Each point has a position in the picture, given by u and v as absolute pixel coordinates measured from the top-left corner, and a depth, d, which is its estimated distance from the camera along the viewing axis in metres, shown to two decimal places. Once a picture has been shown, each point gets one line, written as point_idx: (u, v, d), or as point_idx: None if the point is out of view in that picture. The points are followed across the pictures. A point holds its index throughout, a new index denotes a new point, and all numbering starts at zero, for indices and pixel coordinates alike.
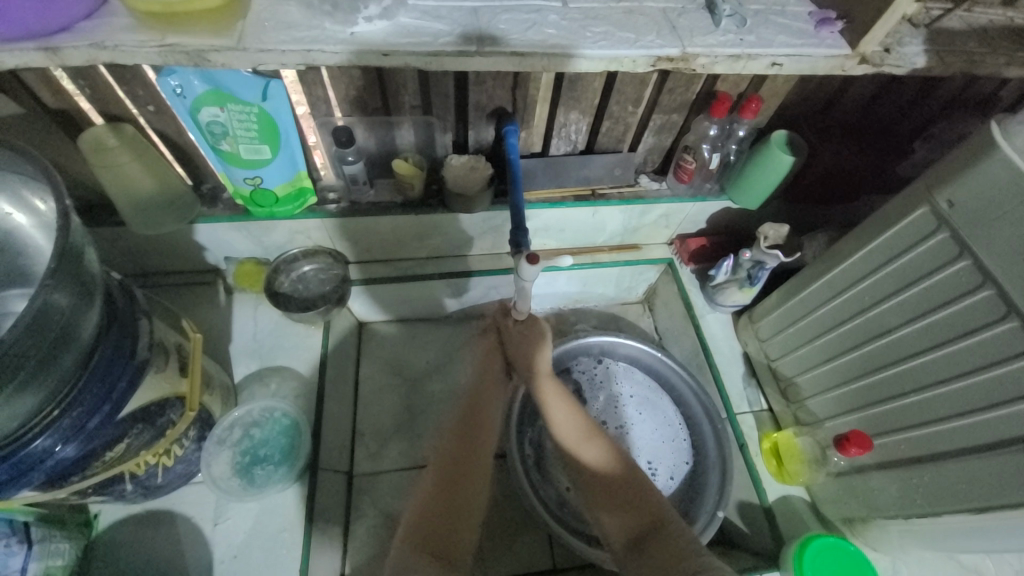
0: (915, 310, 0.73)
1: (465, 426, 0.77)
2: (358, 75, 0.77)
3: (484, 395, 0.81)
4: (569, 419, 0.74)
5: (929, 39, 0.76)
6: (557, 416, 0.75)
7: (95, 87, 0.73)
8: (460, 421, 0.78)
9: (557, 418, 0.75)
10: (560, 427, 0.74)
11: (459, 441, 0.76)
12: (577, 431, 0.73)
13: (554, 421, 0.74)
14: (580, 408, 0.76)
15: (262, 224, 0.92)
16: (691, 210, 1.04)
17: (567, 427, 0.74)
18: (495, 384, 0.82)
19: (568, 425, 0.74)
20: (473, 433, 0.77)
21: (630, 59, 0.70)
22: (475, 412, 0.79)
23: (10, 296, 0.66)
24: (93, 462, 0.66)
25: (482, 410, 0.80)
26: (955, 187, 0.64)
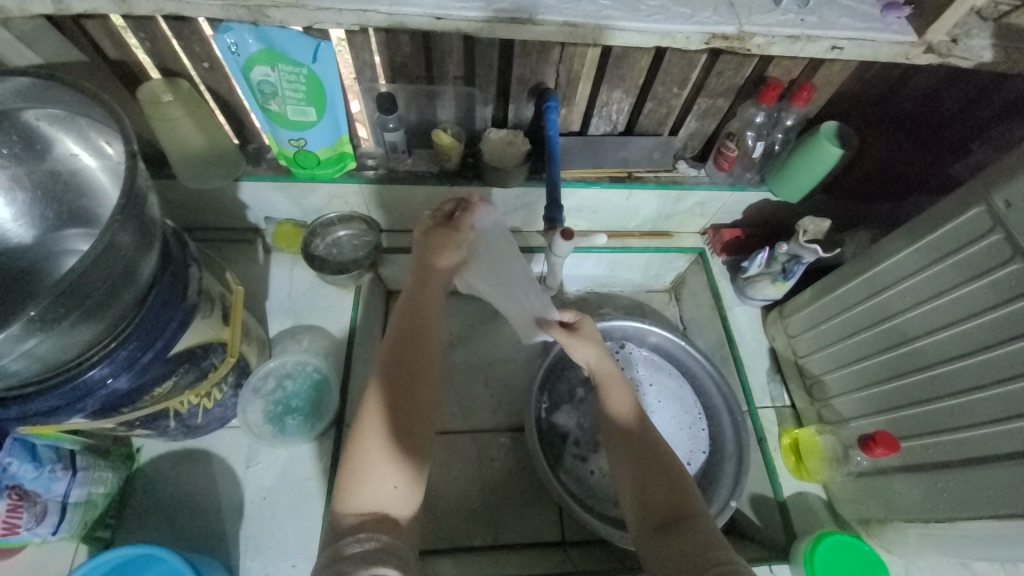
0: (966, 311, 0.69)
1: (407, 354, 0.72)
2: (406, 42, 0.78)
3: (429, 325, 0.75)
4: (621, 406, 0.75)
5: (998, 34, 0.73)
6: (611, 399, 0.75)
7: (155, 40, 0.76)
8: (399, 355, 0.71)
9: (610, 399, 0.76)
10: (609, 408, 0.75)
11: (406, 381, 0.70)
12: (624, 413, 0.74)
13: (610, 402, 0.76)
14: (632, 394, 0.76)
15: (303, 186, 0.94)
16: (728, 200, 1.02)
17: (617, 412, 0.74)
18: (434, 298, 0.78)
19: (621, 410, 0.74)
20: (421, 372, 0.71)
21: (683, 35, 0.69)
22: (416, 336, 0.74)
23: (71, 235, 0.71)
24: (143, 396, 0.70)
25: (428, 339, 0.74)
26: (1014, 186, 0.61)
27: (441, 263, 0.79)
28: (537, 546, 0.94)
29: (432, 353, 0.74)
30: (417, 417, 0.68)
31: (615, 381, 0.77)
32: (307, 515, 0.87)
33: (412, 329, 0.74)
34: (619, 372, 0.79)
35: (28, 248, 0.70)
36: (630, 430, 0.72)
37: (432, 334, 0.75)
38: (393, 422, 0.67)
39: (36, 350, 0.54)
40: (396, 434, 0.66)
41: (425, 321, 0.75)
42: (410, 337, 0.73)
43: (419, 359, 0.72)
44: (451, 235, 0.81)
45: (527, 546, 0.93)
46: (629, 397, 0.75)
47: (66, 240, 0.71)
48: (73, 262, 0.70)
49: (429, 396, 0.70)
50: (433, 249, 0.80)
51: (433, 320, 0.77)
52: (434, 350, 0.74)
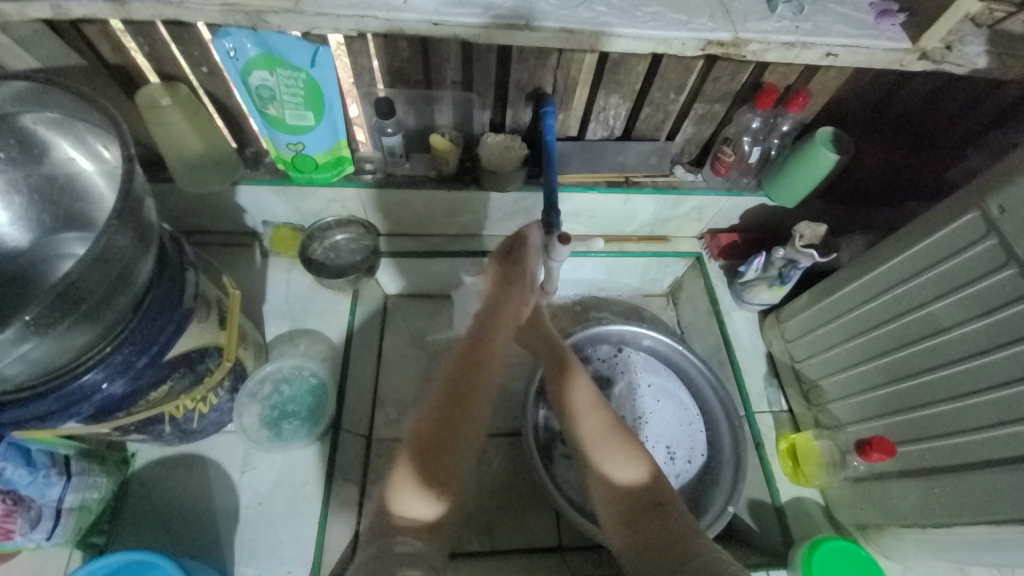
0: (929, 330, 0.74)
1: (466, 373, 0.77)
2: (404, 48, 0.78)
3: (486, 348, 0.79)
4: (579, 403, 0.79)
5: (992, 40, 0.73)
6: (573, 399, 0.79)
7: (153, 44, 0.76)
8: (457, 374, 0.77)
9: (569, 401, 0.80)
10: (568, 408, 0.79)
11: (454, 402, 0.74)
12: (595, 430, 0.77)
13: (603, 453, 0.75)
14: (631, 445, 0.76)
15: (301, 190, 0.94)
16: (725, 204, 1.02)
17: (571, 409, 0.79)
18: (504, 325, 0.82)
19: (592, 429, 0.77)
20: (472, 391, 0.75)
21: (679, 42, 0.69)
22: (472, 360, 0.78)
23: (68, 239, 0.71)
24: (139, 399, 0.69)
25: (484, 361, 0.78)
26: (1007, 192, 0.62)
27: (511, 297, 0.82)
28: (534, 553, 0.93)
29: (486, 375, 0.77)
30: (457, 435, 0.72)
31: (589, 405, 0.79)
32: (304, 521, 0.86)
33: (473, 353, 0.78)
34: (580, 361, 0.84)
35: (24, 251, 0.70)
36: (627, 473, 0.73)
37: (489, 356, 0.78)
38: (436, 437, 0.72)
39: (32, 354, 0.54)
40: (433, 451, 0.71)
41: (488, 345, 0.79)
42: (469, 359, 0.78)
43: (476, 379, 0.76)
44: (510, 268, 0.82)
45: (525, 552, 0.93)
46: (603, 413, 0.78)
47: (63, 244, 0.71)
48: (68, 265, 0.70)
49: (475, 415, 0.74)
50: (501, 287, 0.83)
51: (494, 343, 0.80)
52: (487, 371, 0.78)
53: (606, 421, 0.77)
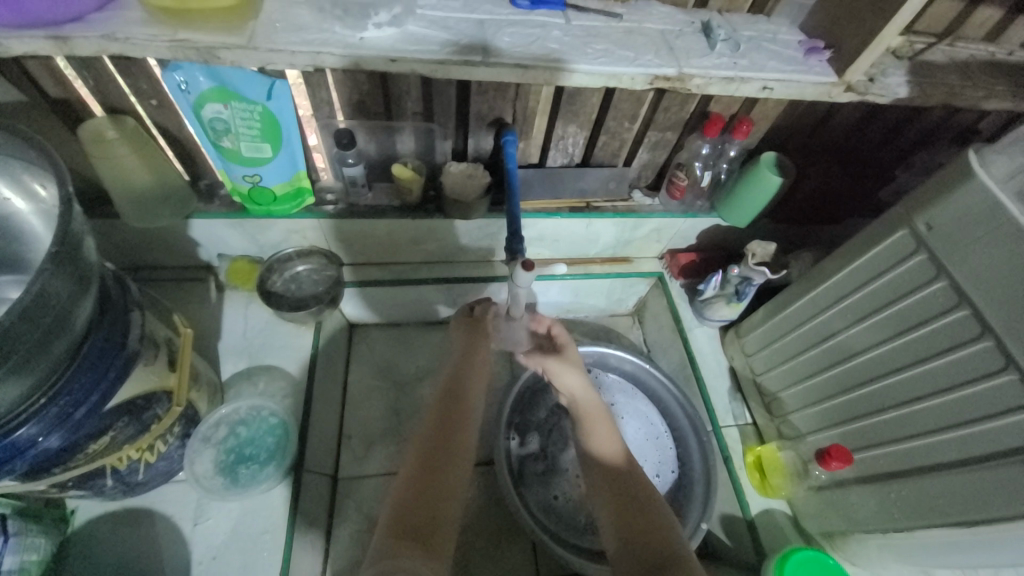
0: (847, 351, 0.83)
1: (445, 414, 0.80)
2: (363, 80, 0.79)
3: (463, 397, 0.83)
4: (605, 442, 0.82)
5: (912, 71, 0.80)
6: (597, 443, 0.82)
7: (98, 78, 0.74)
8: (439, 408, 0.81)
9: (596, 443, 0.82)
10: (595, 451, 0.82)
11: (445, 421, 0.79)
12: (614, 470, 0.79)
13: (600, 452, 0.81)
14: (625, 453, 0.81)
15: (258, 222, 0.92)
16: (682, 226, 1.07)
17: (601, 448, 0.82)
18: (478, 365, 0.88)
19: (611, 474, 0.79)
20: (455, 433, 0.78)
21: (629, 76, 0.71)
22: (456, 393, 0.83)
23: (3, 283, 0.66)
24: (77, 453, 0.64)
25: (467, 406, 0.82)
26: (933, 212, 0.67)
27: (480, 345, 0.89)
28: None
29: (466, 418, 0.81)
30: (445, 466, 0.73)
31: (614, 453, 0.81)
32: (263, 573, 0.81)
33: (453, 402, 0.82)
34: (602, 407, 0.86)
35: None
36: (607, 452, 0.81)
37: (469, 405, 0.83)
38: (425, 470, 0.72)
39: None
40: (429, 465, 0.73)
41: (466, 393, 0.84)
42: (451, 394, 0.83)
43: (456, 419, 0.79)
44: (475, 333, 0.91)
45: None
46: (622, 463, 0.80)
47: None
48: (1, 310, 0.66)
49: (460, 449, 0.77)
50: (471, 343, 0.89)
51: (470, 387, 0.85)
52: (467, 416, 0.81)
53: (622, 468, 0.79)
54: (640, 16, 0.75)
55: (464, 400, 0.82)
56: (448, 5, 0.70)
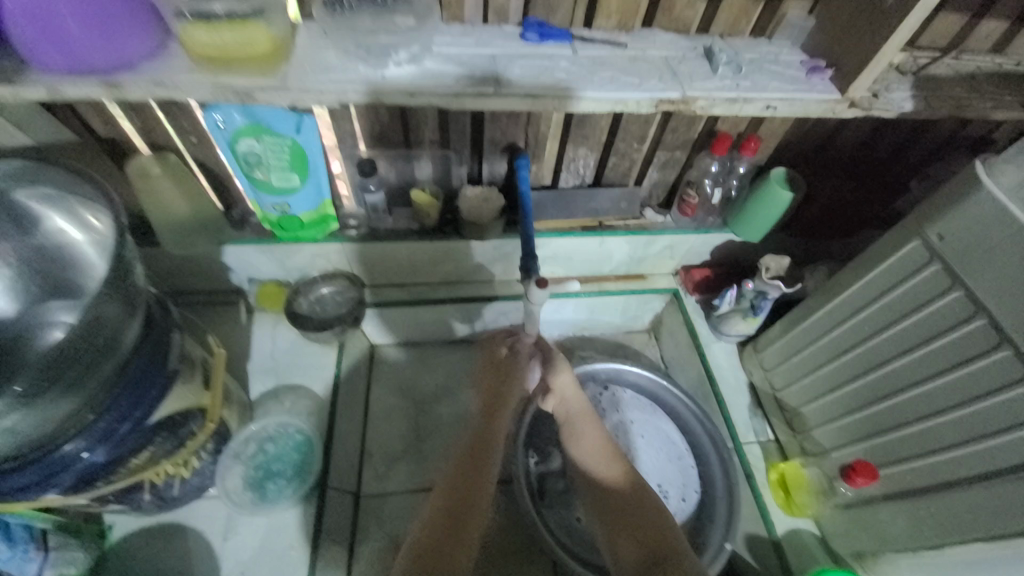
0: (870, 363, 0.82)
1: (476, 445, 0.79)
2: (384, 113, 0.85)
3: (492, 428, 0.81)
4: (591, 445, 0.81)
5: (917, 86, 0.81)
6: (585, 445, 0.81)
7: (145, 119, 0.81)
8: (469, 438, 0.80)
9: (584, 447, 0.82)
10: (584, 455, 0.81)
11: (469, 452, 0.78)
12: (617, 479, 0.77)
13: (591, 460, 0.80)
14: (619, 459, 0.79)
15: (286, 247, 0.97)
16: (695, 242, 1.08)
17: (586, 452, 0.81)
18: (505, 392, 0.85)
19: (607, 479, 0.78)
20: (480, 465, 0.76)
21: (634, 101, 0.74)
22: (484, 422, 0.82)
23: (58, 306, 0.71)
24: (119, 467, 0.68)
25: (493, 425, 0.82)
26: (945, 222, 0.67)
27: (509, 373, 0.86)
28: None
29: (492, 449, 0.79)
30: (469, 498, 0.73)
31: (605, 454, 0.80)
32: None
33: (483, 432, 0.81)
34: (588, 408, 0.85)
35: (14, 321, 0.70)
36: (598, 466, 0.79)
37: (495, 436, 0.81)
38: (453, 502, 0.71)
39: (14, 427, 0.54)
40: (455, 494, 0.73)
41: (492, 422, 0.82)
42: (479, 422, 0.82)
43: (481, 444, 0.79)
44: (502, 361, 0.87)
45: None
46: (618, 463, 0.79)
47: (53, 311, 0.71)
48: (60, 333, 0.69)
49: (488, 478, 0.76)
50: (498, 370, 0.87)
51: (495, 415, 0.83)
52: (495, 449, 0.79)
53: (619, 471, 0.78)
54: (644, 44, 0.79)
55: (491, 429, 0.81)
56: (462, 41, 0.75)
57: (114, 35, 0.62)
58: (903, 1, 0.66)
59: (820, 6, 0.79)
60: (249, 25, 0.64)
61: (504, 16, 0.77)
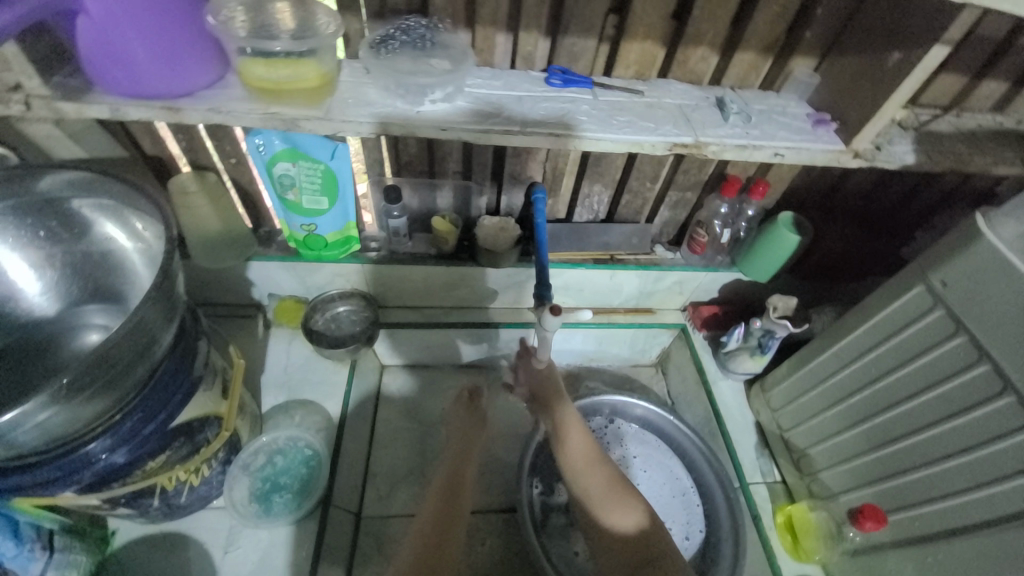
0: (876, 407, 0.83)
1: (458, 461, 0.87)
2: (412, 144, 0.91)
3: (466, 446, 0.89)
4: (582, 461, 0.81)
5: (918, 140, 0.85)
6: (571, 460, 0.81)
7: (191, 140, 0.87)
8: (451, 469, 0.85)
9: (572, 455, 0.81)
10: (572, 464, 0.81)
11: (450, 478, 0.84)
12: (602, 488, 0.78)
13: (586, 486, 0.79)
14: (611, 480, 0.79)
15: (308, 265, 1.01)
16: (703, 279, 1.11)
17: (576, 463, 0.81)
18: (478, 424, 0.92)
19: (596, 488, 0.78)
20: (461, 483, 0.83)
21: (650, 144, 0.79)
22: (464, 451, 0.89)
23: (99, 307, 0.77)
24: (136, 469, 0.70)
25: (467, 455, 0.88)
26: (947, 269, 0.69)
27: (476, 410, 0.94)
28: None
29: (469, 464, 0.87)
30: (454, 513, 0.78)
31: (593, 464, 0.80)
32: None
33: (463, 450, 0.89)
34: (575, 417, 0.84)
35: (57, 316, 0.76)
36: (591, 489, 0.79)
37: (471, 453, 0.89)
38: (434, 522, 0.77)
39: (48, 423, 0.55)
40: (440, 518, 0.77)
41: (470, 446, 0.89)
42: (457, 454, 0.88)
43: (463, 469, 0.85)
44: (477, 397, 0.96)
45: None
46: (604, 472, 0.79)
47: (94, 311, 0.77)
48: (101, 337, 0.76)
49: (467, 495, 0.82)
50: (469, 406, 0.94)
51: (471, 447, 0.90)
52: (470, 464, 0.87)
53: (606, 477, 0.79)
54: (660, 92, 0.84)
55: (467, 458, 0.88)
56: (491, 84, 0.81)
57: (183, 67, 0.68)
58: (904, 64, 0.71)
59: (825, 64, 0.83)
60: (303, 63, 0.70)
61: (530, 62, 0.83)
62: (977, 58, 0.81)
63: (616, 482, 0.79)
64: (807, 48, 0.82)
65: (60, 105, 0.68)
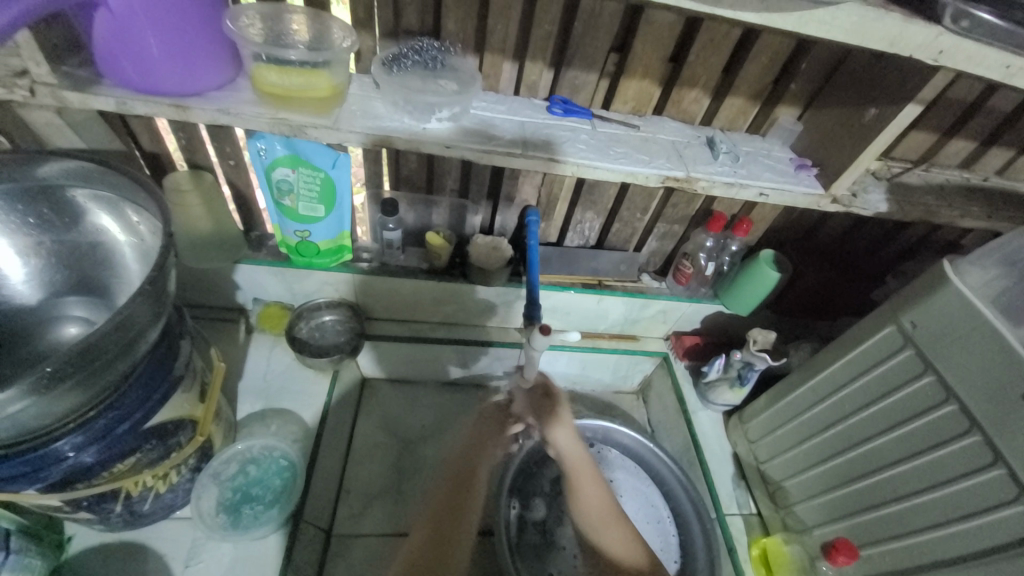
0: (848, 443, 0.85)
1: (459, 475, 0.82)
2: (413, 160, 0.93)
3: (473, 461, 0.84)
4: (595, 505, 0.82)
5: (891, 190, 0.90)
6: (583, 501, 0.83)
7: (191, 139, 0.87)
8: (450, 492, 0.81)
9: (587, 501, 0.82)
10: (587, 511, 0.82)
11: (449, 496, 0.80)
12: (617, 543, 0.81)
13: (602, 533, 0.82)
14: (625, 528, 0.82)
15: (298, 272, 1.01)
16: (687, 310, 1.13)
17: (591, 511, 0.82)
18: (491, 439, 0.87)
19: (611, 537, 0.81)
20: (462, 506, 0.79)
21: (644, 175, 0.82)
22: (467, 468, 0.83)
23: (82, 300, 0.75)
24: (103, 470, 0.67)
25: (473, 470, 0.83)
26: (917, 312, 0.73)
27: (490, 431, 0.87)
28: None
29: (477, 481, 0.82)
30: (452, 533, 0.76)
31: (608, 518, 0.82)
32: None
33: (462, 464, 0.84)
34: (589, 466, 0.83)
35: (35, 308, 0.73)
36: (605, 532, 0.82)
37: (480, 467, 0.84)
38: (432, 542, 0.75)
39: (20, 416, 0.53)
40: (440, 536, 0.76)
41: (480, 458, 0.84)
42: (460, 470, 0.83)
43: (468, 488, 0.81)
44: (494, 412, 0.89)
45: None
46: (621, 527, 0.81)
47: (76, 305, 0.75)
48: (82, 330, 0.74)
49: (472, 510, 0.79)
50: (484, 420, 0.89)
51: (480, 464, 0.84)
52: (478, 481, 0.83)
53: (622, 532, 0.81)
54: (654, 128, 0.89)
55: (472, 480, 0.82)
56: (495, 108, 0.84)
57: (195, 68, 0.69)
58: (880, 119, 0.76)
59: (807, 114, 0.89)
60: (317, 74, 0.72)
61: (533, 91, 0.87)
62: (945, 119, 0.88)
63: (630, 533, 0.81)
64: (791, 98, 0.88)
65: (66, 95, 0.68)
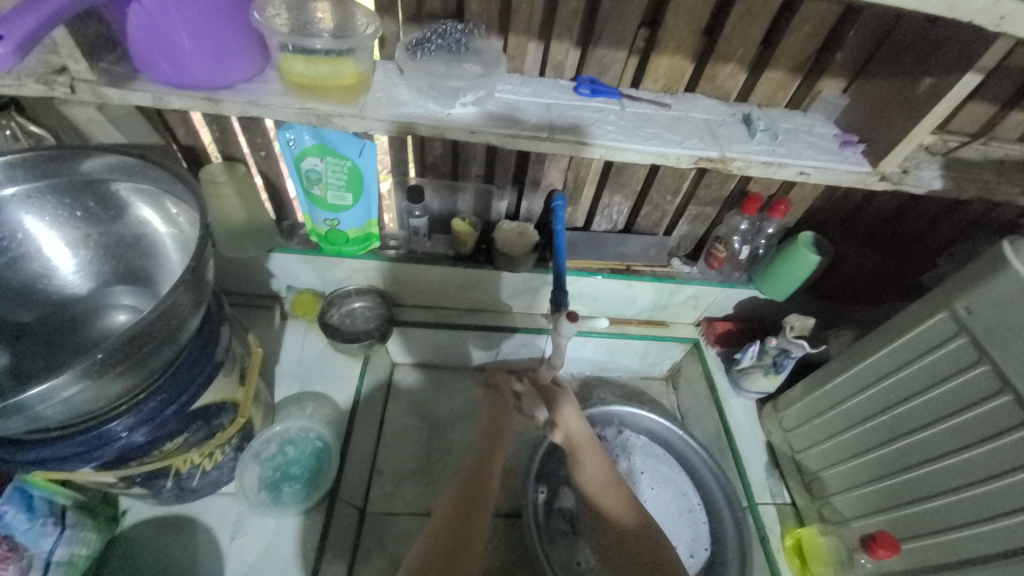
0: (892, 433, 0.82)
1: (478, 466, 0.84)
2: (438, 146, 0.92)
3: (493, 445, 0.87)
4: (598, 474, 0.84)
5: (946, 166, 0.84)
6: (589, 470, 0.84)
7: (223, 131, 0.89)
8: (467, 480, 0.83)
9: (588, 471, 0.84)
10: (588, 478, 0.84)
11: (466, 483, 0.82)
12: (616, 507, 0.83)
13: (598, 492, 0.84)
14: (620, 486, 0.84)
15: (328, 260, 1.03)
16: (719, 295, 1.10)
17: (592, 480, 0.84)
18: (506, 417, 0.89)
19: (612, 504, 0.83)
20: (480, 488, 0.81)
21: (675, 156, 0.79)
22: (492, 445, 0.87)
23: (129, 289, 0.79)
24: (155, 448, 0.71)
25: (493, 450, 0.86)
26: (971, 297, 0.68)
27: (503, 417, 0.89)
28: None
29: (491, 471, 0.84)
30: (474, 511, 0.78)
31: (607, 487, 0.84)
32: None
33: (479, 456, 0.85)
34: (591, 438, 0.85)
35: (87, 296, 0.78)
36: (602, 490, 0.84)
37: (493, 456, 0.86)
38: (455, 519, 0.77)
39: (75, 399, 0.56)
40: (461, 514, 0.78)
41: (499, 436, 0.88)
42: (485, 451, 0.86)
43: (490, 466, 0.84)
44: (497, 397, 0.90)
45: None
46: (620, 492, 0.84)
47: (124, 293, 0.79)
48: (129, 317, 0.78)
49: (488, 494, 0.81)
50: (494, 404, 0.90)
51: (494, 447, 0.87)
52: (494, 469, 0.84)
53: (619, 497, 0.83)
54: (687, 106, 0.85)
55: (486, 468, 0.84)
56: (520, 91, 0.82)
57: (224, 60, 0.70)
58: (936, 90, 0.71)
59: (854, 86, 0.83)
60: (342, 62, 0.73)
61: (560, 71, 0.84)
62: (1009, 87, 0.81)
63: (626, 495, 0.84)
64: (836, 70, 0.82)
65: (105, 91, 0.70)
